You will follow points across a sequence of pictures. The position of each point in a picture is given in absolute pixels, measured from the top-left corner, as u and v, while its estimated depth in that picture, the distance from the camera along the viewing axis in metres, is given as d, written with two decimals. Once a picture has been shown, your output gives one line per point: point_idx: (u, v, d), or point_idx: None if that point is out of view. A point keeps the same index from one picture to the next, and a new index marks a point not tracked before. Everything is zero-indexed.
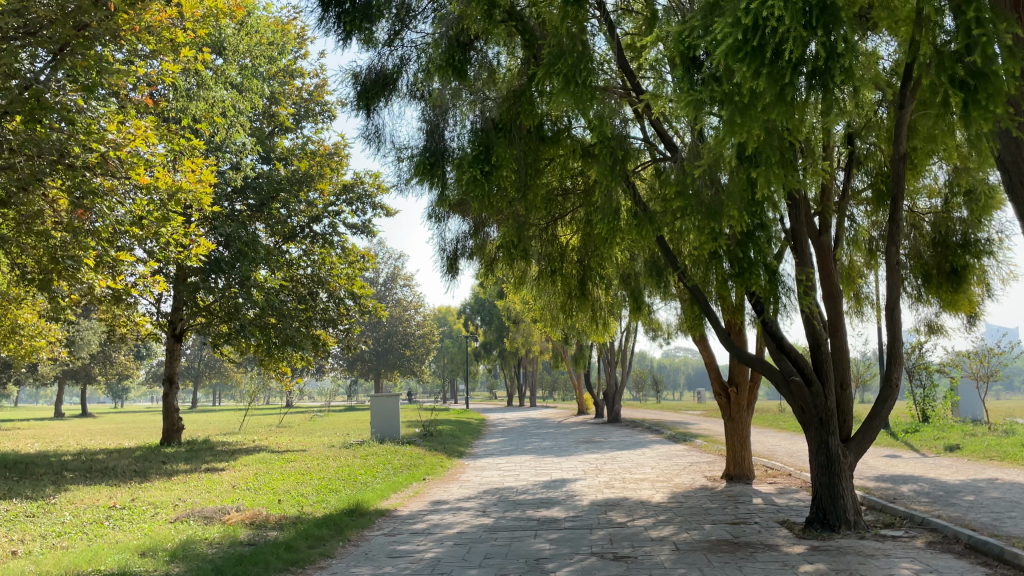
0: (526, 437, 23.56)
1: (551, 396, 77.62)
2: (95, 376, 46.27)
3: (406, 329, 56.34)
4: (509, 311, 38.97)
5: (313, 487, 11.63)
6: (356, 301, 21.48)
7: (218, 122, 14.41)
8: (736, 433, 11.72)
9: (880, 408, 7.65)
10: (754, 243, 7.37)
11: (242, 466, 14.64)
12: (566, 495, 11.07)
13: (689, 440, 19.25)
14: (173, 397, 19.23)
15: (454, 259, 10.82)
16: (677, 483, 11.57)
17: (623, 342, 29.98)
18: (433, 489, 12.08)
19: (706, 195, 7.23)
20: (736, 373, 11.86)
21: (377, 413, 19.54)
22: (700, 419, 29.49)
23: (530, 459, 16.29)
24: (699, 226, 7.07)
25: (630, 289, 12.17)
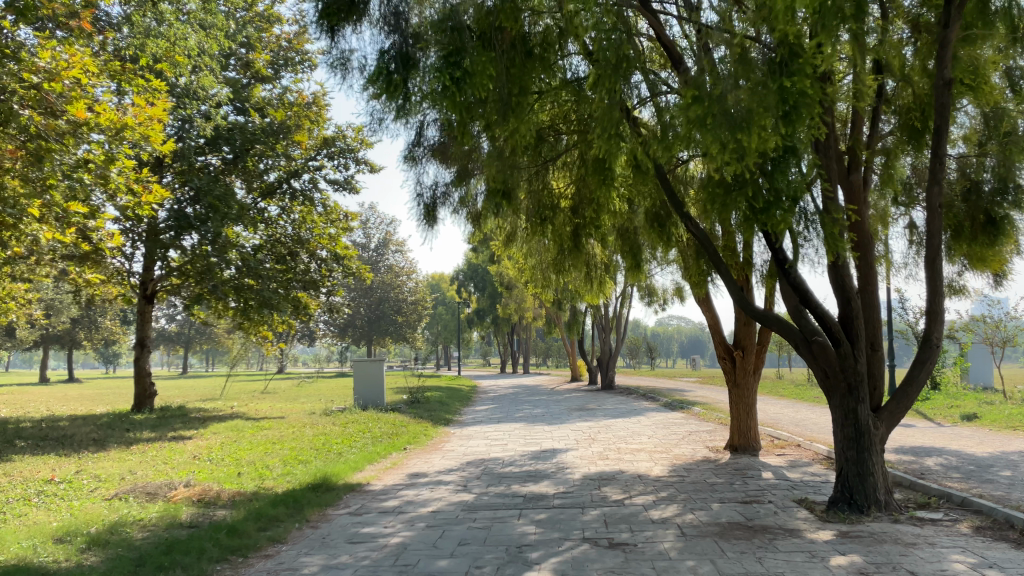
0: (517, 405, 22.66)
1: (546, 364, 77.10)
2: (79, 341, 45.20)
3: (398, 295, 55.25)
4: (502, 277, 37.89)
5: (280, 459, 10.61)
6: (339, 262, 20.40)
7: (181, 64, 13.13)
8: (740, 400, 10.77)
9: (916, 372, 6.68)
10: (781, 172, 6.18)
11: (210, 434, 13.64)
12: (556, 467, 10.11)
13: (688, 408, 18.34)
14: (144, 362, 18.20)
15: (433, 208, 9.60)
16: (677, 455, 10.62)
17: (619, 307, 29.03)
18: (412, 460, 11.10)
19: (728, 102, 6.01)
20: (742, 335, 10.86)
21: (359, 379, 18.54)
22: (697, 386, 28.67)
23: (520, 428, 15.34)
24: (717, 140, 5.86)
25: (628, 245, 11.04)
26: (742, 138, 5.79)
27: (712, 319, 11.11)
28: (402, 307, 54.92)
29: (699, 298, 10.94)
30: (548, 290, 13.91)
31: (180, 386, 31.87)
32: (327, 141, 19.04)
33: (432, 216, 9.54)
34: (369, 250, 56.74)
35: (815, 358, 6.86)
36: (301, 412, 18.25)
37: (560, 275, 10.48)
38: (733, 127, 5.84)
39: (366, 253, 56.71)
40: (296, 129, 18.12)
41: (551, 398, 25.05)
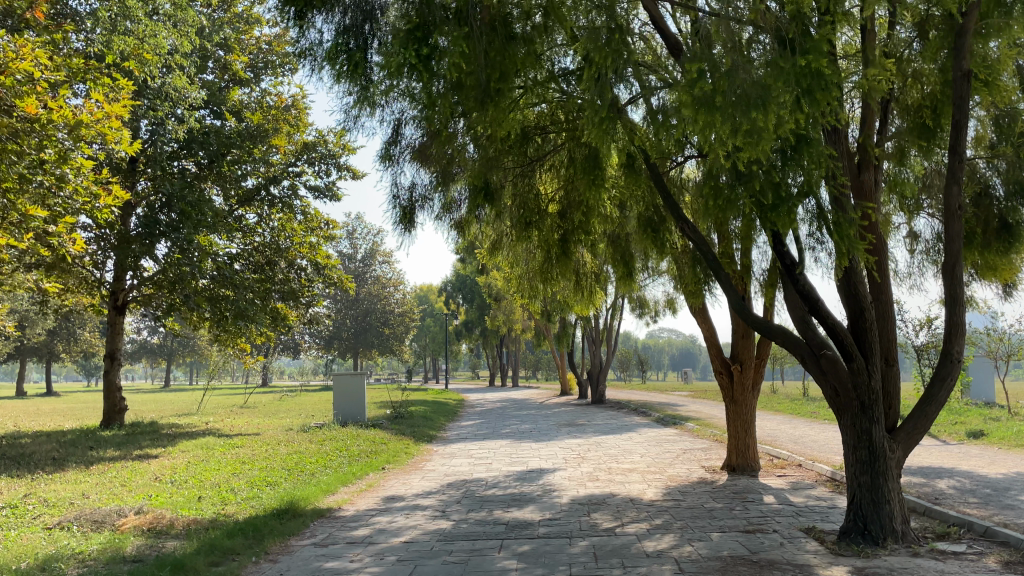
0: (504, 419, 21.99)
1: (534, 377, 76.43)
2: (58, 354, 44.21)
3: (385, 306, 54.48)
4: (490, 288, 37.24)
5: (247, 480, 9.93)
6: (320, 272, 19.73)
7: (149, 62, 12.51)
8: (737, 417, 10.20)
9: (936, 389, 6.11)
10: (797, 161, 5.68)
11: (178, 452, 12.92)
12: (543, 489, 9.47)
13: (680, 423, 17.73)
14: (114, 375, 17.44)
15: (412, 211, 8.91)
16: (671, 476, 9.99)
17: (608, 319, 28.46)
18: (390, 482, 10.43)
19: (739, 82, 5.48)
20: (740, 348, 10.28)
21: (340, 394, 17.77)
22: (688, 400, 28.09)
23: (506, 445, 14.69)
24: (731, 121, 5.33)
25: (618, 253, 10.45)
26: (756, 118, 5.27)
27: (708, 331, 10.53)
28: (388, 319, 54.16)
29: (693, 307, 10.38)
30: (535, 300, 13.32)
31: (159, 400, 30.97)
32: (306, 146, 18.36)
33: (411, 219, 8.89)
34: (355, 261, 55.99)
35: (824, 373, 6.29)
36: (278, 428, 17.53)
37: (546, 284, 9.87)
38: (745, 108, 5.31)
39: (353, 264, 55.95)
40: (275, 133, 17.48)
41: (539, 413, 24.37)
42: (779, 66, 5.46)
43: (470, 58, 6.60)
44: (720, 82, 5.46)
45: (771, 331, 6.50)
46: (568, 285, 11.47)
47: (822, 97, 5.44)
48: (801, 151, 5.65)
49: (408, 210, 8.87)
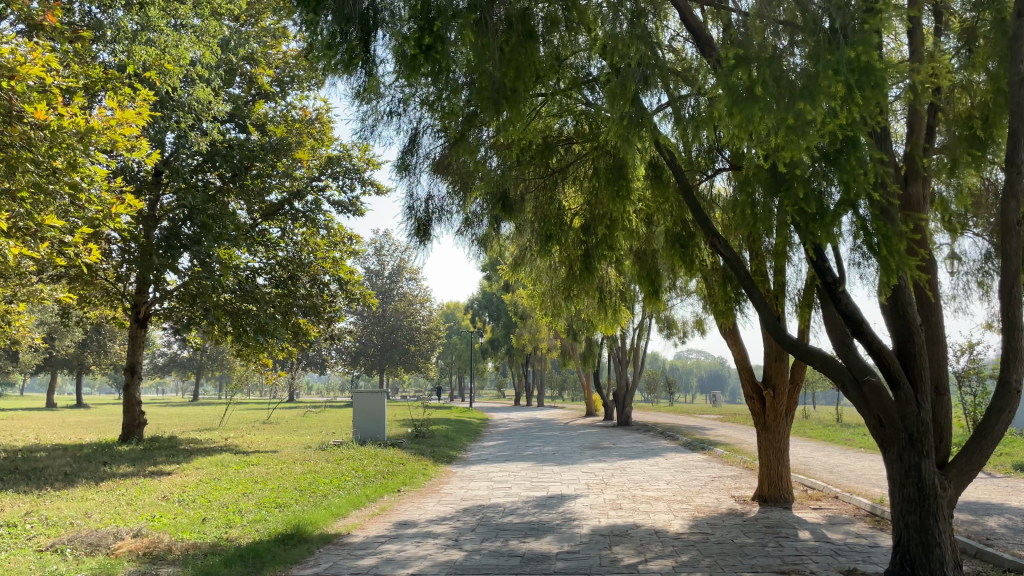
0: (528, 440, 21.50)
1: (561, 397, 75.72)
2: (87, 366, 44.52)
3: (411, 324, 54.27)
4: (516, 307, 36.83)
5: (256, 501, 9.58)
6: (342, 287, 19.48)
7: (170, 73, 12.38)
8: (770, 445, 9.66)
9: (992, 422, 5.59)
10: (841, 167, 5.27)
11: (192, 469, 12.64)
12: (563, 518, 9.00)
13: (709, 449, 17.12)
14: (134, 389, 17.29)
15: (428, 222, 8.59)
16: (699, 506, 9.47)
17: (636, 339, 27.90)
18: (404, 506, 10.02)
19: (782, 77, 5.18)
20: (772, 372, 9.77)
21: (360, 412, 17.44)
22: (718, 423, 27.38)
23: (528, 467, 14.22)
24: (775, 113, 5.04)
25: (643, 270, 9.98)
26: (804, 108, 4.99)
27: (739, 354, 10.02)
28: (414, 336, 53.92)
29: (724, 329, 9.89)
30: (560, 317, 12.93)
31: (182, 413, 30.85)
32: (331, 160, 18.16)
33: (427, 232, 8.56)
34: (382, 277, 55.91)
35: (867, 402, 5.84)
36: (296, 445, 17.23)
37: (569, 300, 9.49)
38: (789, 99, 5.05)
39: (380, 281, 55.90)
40: (299, 147, 17.29)
41: (563, 434, 23.84)
42: (823, 57, 5.16)
43: (486, 54, 6.32)
44: (760, 73, 5.17)
45: (809, 356, 6.07)
46: (593, 301, 11.08)
47: (871, 92, 5.12)
48: (846, 152, 5.31)
49: (424, 222, 8.54)
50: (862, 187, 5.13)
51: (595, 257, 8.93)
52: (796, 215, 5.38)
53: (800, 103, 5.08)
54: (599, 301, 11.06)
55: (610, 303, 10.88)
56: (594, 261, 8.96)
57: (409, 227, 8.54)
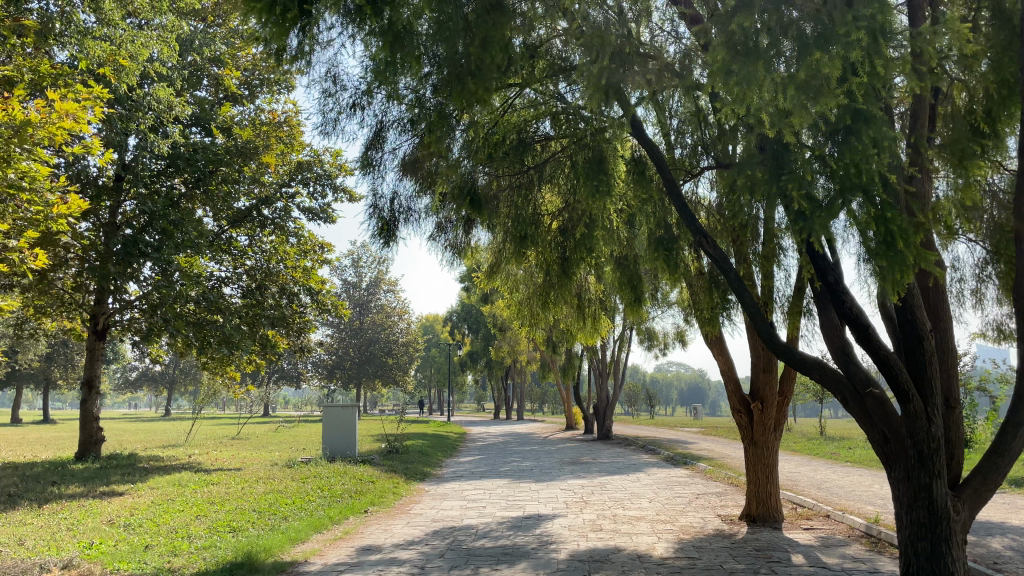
0: (505, 455, 20.86)
1: (542, 410, 75.19)
2: (54, 381, 43.18)
3: (388, 337, 53.47)
4: (494, 319, 36.26)
5: (209, 525, 8.88)
6: (313, 297, 18.82)
7: (125, 69, 11.74)
8: (758, 461, 9.14)
9: (1010, 439, 5.09)
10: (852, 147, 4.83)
11: (146, 490, 11.90)
12: (539, 540, 8.41)
13: (692, 463, 16.59)
14: (91, 405, 16.47)
15: (394, 223, 8.01)
16: (684, 527, 8.91)
17: (616, 351, 27.42)
18: (369, 528, 9.36)
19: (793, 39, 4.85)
20: (760, 384, 9.27)
21: (330, 427, 16.74)
22: (700, 437, 26.90)
23: (503, 485, 13.60)
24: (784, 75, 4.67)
25: (625, 276, 9.44)
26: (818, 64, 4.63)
27: (725, 365, 9.50)
28: (392, 349, 53.10)
29: (709, 337, 9.38)
30: (537, 328, 12.41)
31: (148, 429, 29.81)
32: (301, 166, 17.55)
33: (392, 233, 7.98)
34: (360, 289, 55.11)
35: (870, 416, 5.38)
36: (263, 462, 16.48)
37: (546, 309, 8.92)
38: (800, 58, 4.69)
39: (358, 293, 55.06)
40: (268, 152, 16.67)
41: (542, 449, 23.23)
42: (836, 19, 4.77)
43: (450, 31, 5.84)
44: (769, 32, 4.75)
45: (804, 364, 5.59)
46: (571, 310, 10.59)
47: (887, 59, 4.72)
48: (857, 127, 4.89)
49: (389, 223, 7.97)
50: (875, 165, 4.72)
51: (574, 258, 8.45)
52: (802, 198, 4.92)
53: (814, 62, 4.64)
54: (577, 310, 10.58)
55: (589, 313, 10.39)
56: (573, 263, 8.47)
57: (372, 228, 7.96)
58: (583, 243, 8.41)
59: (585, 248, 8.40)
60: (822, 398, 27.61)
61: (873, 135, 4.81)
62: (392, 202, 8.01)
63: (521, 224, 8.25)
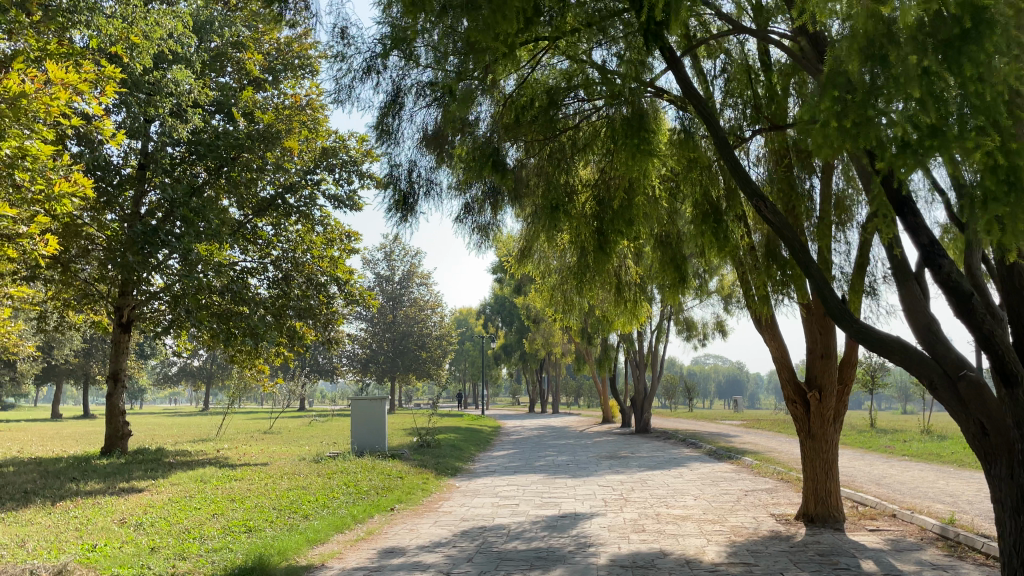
0: (540, 449, 20.18)
1: (578, 403, 74.45)
2: (93, 376, 43.43)
3: (422, 330, 53.06)
4: (529, 311, 35.51)
5: (224, 524, 8.36)
6: (342, 288, 18.32)
7: (138, 47, 11.24)
8: (816, 456, 8.37)
9: None
10: (965, 59, 4.06)
11: (167, 487, 11.44)
12: (576, 542, 7.74)
13: (736, 458, 15.75)
14: (117, 399, 16.17)
15: (411, 197, 7.34)
16: (735, 529, 8.16)
17: (653, 342, 26.57)
18: (394, 528, 8.75)
19: None
20: (817, 371, 8.47)
21: (358, 421, 16.17)
22: (742, 430, 25.95)
23: (539, 481, 12.92)
24: None
25: (668, 254, 8.71)
26: None
27: (778, 351, 8.71)
28: (425, 342, 52.71)
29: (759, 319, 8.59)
30: (572, 313, 11.74)
31: (182, 423, 29.68)
32: (326, 152, 17.01)
33: (410, 206, 7.33)
34: (393, 283, 54.65)
35: (965, 405, 4.59)
36: (290, 457, 16.02)
37: (581, 293, 8.23)
38: None
39: (390, 286, 54.65)
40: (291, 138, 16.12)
41: (579, 443, 22.48)
42: None
43: None
44: None
45: (883, 344, 4.84)
46: (610, 292, 9.93)
47: None
48: (973, 35, 4.09)
49: (405, 193, 7.31)
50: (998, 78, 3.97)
51: (612, 233, 7.74)
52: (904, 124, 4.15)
53: None
54: (616, 293, 9.93)
55: (629, 298, 9.70)
56: (609, 237, 7.74)
57: (388, 200, 7.31)
58: (623, 216, 7.80)
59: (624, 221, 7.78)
60: (871, 390, 26.45)
61: (996, 40, 4.04)
62: (408, 172, 7.39)
63: (552, 193, 7.53)
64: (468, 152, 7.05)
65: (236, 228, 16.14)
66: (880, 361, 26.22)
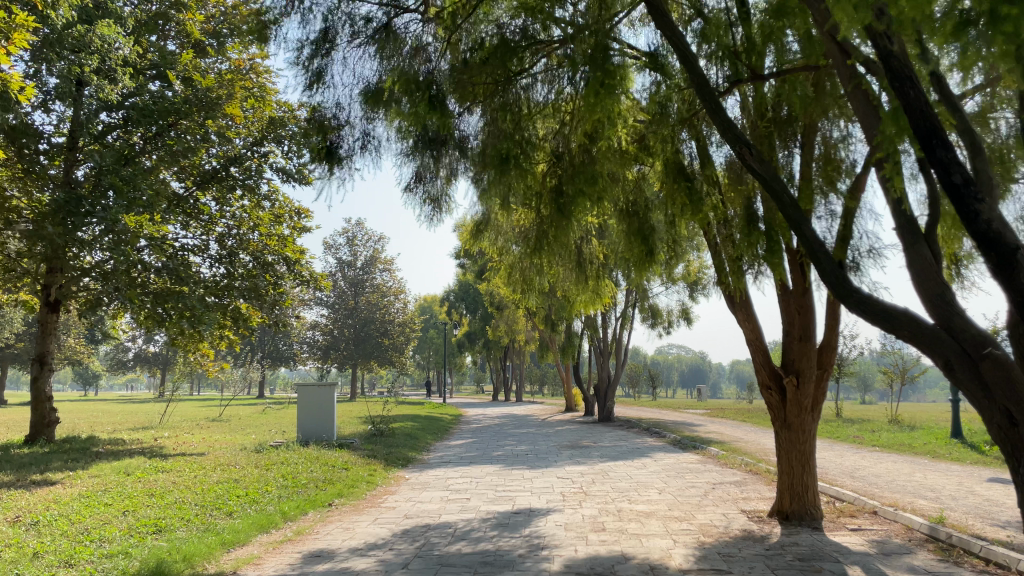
0: (500, 439, 19.37)
1: (543, 391, 73.91)
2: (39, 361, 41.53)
3: (384, 317, 51.92)
4: (493, 297, 34.64)
5: (130, 524, 7.40)
6: (290, 267, 17.27)
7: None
8: (792, 448, 7.65)
9: None
10: None
11: (85, 479, 10.37)
12: (529, 544, 6.88)
13: (702, 448, 15.10)
14: (43, 384, 14.97)
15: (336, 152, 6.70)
16: (704, 528, 7.39)
17: (618, 330, 25.92)
18: (327, 528, 7.83)
19: None
20: (792, 355, 7.74)
21: (305, 409, 15.18)
22: (708, 420, 25.40)
23: (494, 472, 12.11)
24: None
25: (634, 225, 8.12)
26: None
27: (753, 334, 7.92)
28: (388, 329, 51.62)
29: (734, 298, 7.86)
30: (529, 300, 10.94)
31: (127, 411, 28.30)
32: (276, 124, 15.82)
33: (336, 161, 6.65)
34: (355, 268, 53.29)
35: (986, 390, 3.85)
36: (231, 447, 15.00)
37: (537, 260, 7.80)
38: None
39: (352, 272, 53.34)
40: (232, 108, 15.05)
41: (540, 432, 21.72)
42: None
43: None
44: None
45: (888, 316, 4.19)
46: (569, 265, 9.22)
47: None
48: None
49: (332, 142, 6.62)
50: None
51: (572, 191, 7.43)
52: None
53: None
54: (577, 269, 9.18)
55: (594, 272, 8.96)
56: (569, 197, 7.44)
57: (314, 154, 6.66)
58: (582, 173, 7.45)
59: (585, 180, 7.41)
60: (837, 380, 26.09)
61: None
62: (334, 118, 6.70)
63: (503, 145, 6.88)
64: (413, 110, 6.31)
65: (173, 200, 14.99)
66: (847, 351, 25.86)
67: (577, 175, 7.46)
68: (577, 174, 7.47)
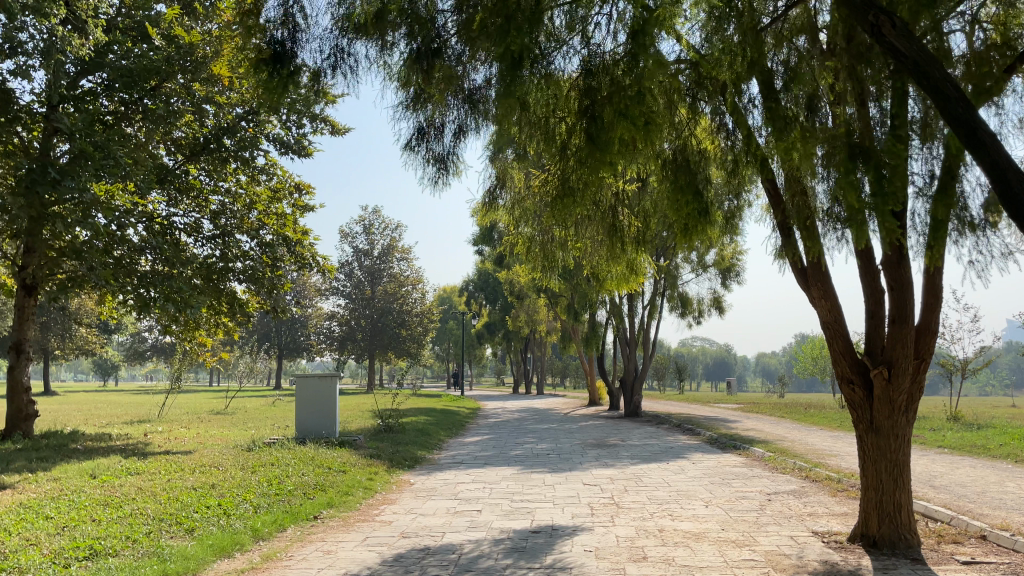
0: (519, 435, 17.86)
1: (565, 384, 72.58)
2: (51, 351, 40.48)
3: (402, 308, 50.53)
4: (512, 286, 33.19)
5: (58, 546, 6.02)
6: (291, 249, 15.99)
7: None
8: (880, 456, 6.14)
9: None
10: None
11: (41, 483, 9.05)
12: None
13: (745, 449, 13.51)
14: (19, 373, 13.75)
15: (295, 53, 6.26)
16: (772, 558, 5.85)
17: (644, 319, 24.42)
18: (304, 551, 6.39)
19: None
20: (877, 337, 6.28)
21: (303, 402, 13.78)
22: (740, 414, 23.81)
23: (511, 476, 10.63)
24: None
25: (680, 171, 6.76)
26: None
27: (831, 315, 6.36)
28: (406, 320, 50.25)
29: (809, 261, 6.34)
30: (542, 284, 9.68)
31: (129, 403, 27.05)
32: None
33: (295, 76, 6.23)
34: (372, 258, 51.97)
35: None
36: (222, 445, 13.62)
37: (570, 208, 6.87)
38: None
39: (369, 261, 51.99)
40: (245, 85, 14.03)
41: (562, 428, 20.16)
42: None
43: None
44: None
45: None
46: (593, 229, 7.93)
47: None
48: None
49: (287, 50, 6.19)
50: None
51: (609, 116, 6.27)
52: None
53: None
54: (609, 231, 7.83)
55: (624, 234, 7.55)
56: (605, 125, 6.28)
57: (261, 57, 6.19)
58: (622, 92, 6.27)
59: (627, 99, 6.21)
60: None
61: None
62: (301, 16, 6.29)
63: (515, 38, 5.89)
64: (407, 54, 6.32)
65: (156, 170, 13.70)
66: None
67: (616, 95, 6.28)
68: (617, 94, 6.31)
